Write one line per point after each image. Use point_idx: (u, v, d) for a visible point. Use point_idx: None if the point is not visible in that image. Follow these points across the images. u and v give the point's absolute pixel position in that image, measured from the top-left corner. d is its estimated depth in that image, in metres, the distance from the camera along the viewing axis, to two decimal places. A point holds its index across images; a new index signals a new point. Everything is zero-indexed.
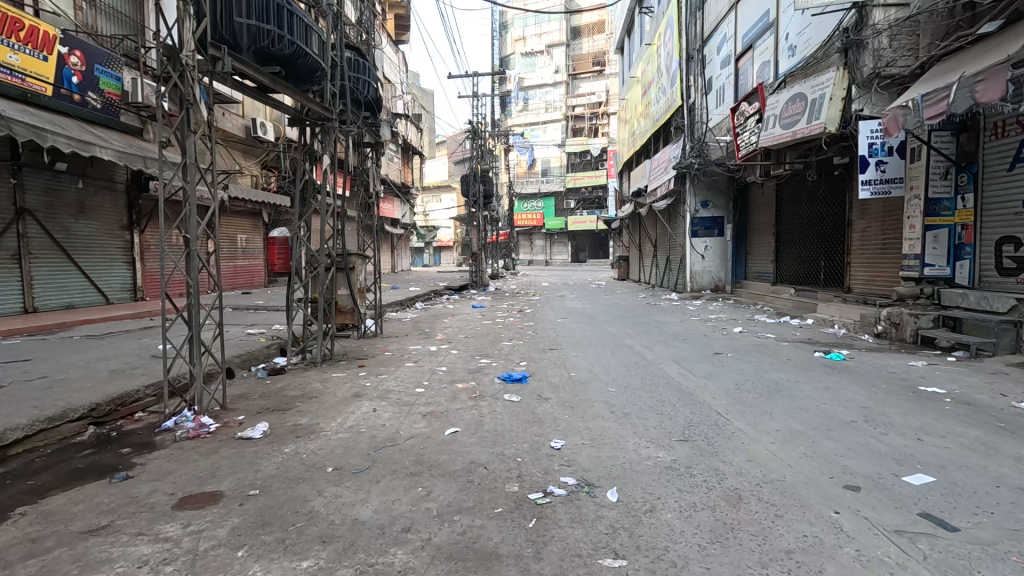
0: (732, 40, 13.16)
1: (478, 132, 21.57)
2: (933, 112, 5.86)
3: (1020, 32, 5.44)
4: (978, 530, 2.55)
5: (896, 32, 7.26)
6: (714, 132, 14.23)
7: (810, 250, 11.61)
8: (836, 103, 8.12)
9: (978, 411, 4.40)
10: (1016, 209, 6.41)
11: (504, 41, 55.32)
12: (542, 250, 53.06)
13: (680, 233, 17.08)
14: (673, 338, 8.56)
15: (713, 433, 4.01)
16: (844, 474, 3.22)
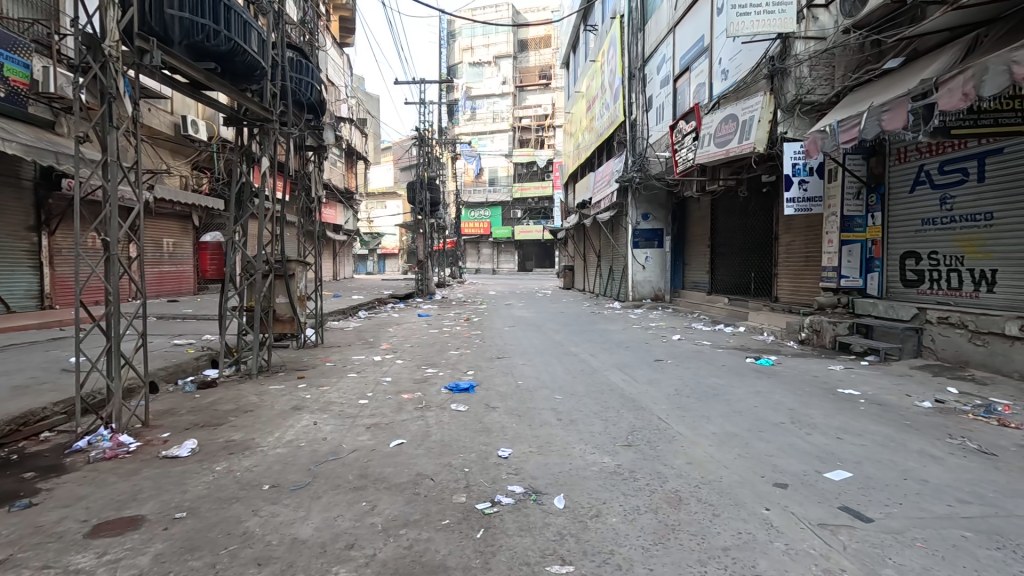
0: (671, 61, 13.83)
1: (426, 139, 21.43)
2: (847, 137, 6.41)
3: (919, 69, 6.07)
4: (889, 520, 2.78)
5: (816, 62, 7.90)
6: (655, 147, 14.87)
7: (741, 262, 12.35)
8: (764, 125, 8.59)
9: (888, 411, 4.81)
10: (917, 226, 7.10)
11: (452, 49, 55.53)
12: (489, 259, 53.17)
13: (622, 244, 17.66)
14: (616, 345, 8.82)
15: (655, 437, 4.15)
16: (774, 472, 3.43)
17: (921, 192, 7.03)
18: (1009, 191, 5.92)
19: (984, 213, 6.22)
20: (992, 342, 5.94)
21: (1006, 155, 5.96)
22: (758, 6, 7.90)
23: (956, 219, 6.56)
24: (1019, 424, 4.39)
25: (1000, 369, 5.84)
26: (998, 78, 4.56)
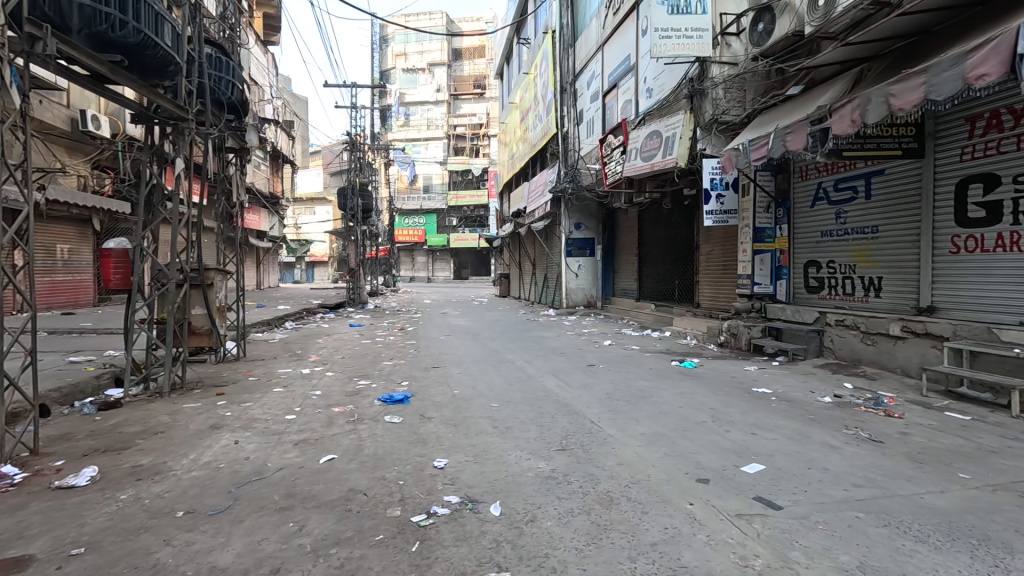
0: (600, 78, 14.42)
1: (357, 144, 20.84)
2: (757, 154, 6.97)
3: (817, 96, 6.73)
4: (796, 506, 3.04)
5: (729, 85, 8.57)
6: (586, 160, 15.40)
7: (667, 270, 13.01)
8: (685, 142, 9.22)
9: (796, 407, 5.25)
10: (817, 238, 7.86)
11: (385, 54, 54.56)
12: (424, 267, 52.38)
13: (556, 252, 18.02)
14: (551, 352, 8.99)
15: (588, 440, 4.27)
16: (697, 469, 3.64)
17: (820, 207, 7.79)
18: (889, 208, 6.70)
19: (870, 227, 6.98)
20: (879, 342, 6.66)
21: (886, 175, 6.73)
22: (678, 31, 8.45)
23: (848, 232, 7.33)
24: (902, 413, 4.95)
25: (886, 366, 6.55)
26: (879, 106, 5.15)
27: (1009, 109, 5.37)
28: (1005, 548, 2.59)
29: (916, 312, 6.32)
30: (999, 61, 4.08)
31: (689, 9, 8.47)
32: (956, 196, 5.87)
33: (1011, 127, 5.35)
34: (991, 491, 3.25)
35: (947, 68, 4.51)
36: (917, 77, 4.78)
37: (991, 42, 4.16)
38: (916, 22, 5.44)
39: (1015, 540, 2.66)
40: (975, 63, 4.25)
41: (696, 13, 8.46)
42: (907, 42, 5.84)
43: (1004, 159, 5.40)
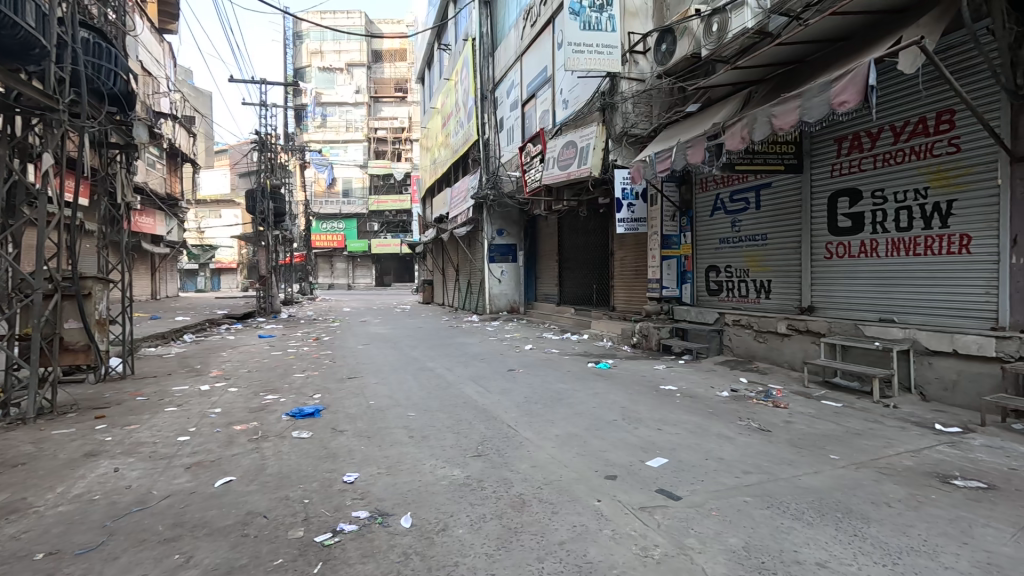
0: (518, 87, 14.72)
1: (267, 143, 19.63)
2: (662, 166, 7.44)
3: (712, 114, 7.30)
4: (693, 495, 3.25)
5: (637, 100, 9.19)
6: (507, 167, 15.63)
7: (585, 276, 13.50)
8: (598, 153, 9.55)
9: (698, 402, 5.63)
10: (716, 244, 8.52)
11: (299, 51, 52.01)
12: (344, 274, 50.29)
13: (479, 258, 18.11)
14: (472, 358, 8.98)
15: (504, 445, 4.30)
16: (606, 466, 3.79)
17: (719, 217, 8.45)
18: (776, 217, 7.41)
19: (760, 235, 7.68)
20: (769, 339, 7.32)
21: (772, 188, 7.44)
22: (590, 46, 8.84)
23: (742, 239, 8.01)
24: (787, 404, 5.47)
25: (775, 361, 7.21)
26: (764, 126, 5.68)
27: (868, 132, 6.12)
28: (864, 518, 2.94)
29: (799, 311, 7.02)
30: (856, 90, 4.64)
31: (599, 26, 8.89)
32: (828, 208, 6.61)
33: (869, 148, 6.09)
34: (855, 469, 3.68)
35: (816, 95, 5.07)
36: (793, 101, 5.33)
37: (850, 73, 4.73)
38: (792, 52, 6.08)
39: (871, 511, 3.03)
40: (838, 91, 4.80)
41: (605, 30, 8.91)
42: (785, 69, 6.51)
43: (864, 175, 6.15)
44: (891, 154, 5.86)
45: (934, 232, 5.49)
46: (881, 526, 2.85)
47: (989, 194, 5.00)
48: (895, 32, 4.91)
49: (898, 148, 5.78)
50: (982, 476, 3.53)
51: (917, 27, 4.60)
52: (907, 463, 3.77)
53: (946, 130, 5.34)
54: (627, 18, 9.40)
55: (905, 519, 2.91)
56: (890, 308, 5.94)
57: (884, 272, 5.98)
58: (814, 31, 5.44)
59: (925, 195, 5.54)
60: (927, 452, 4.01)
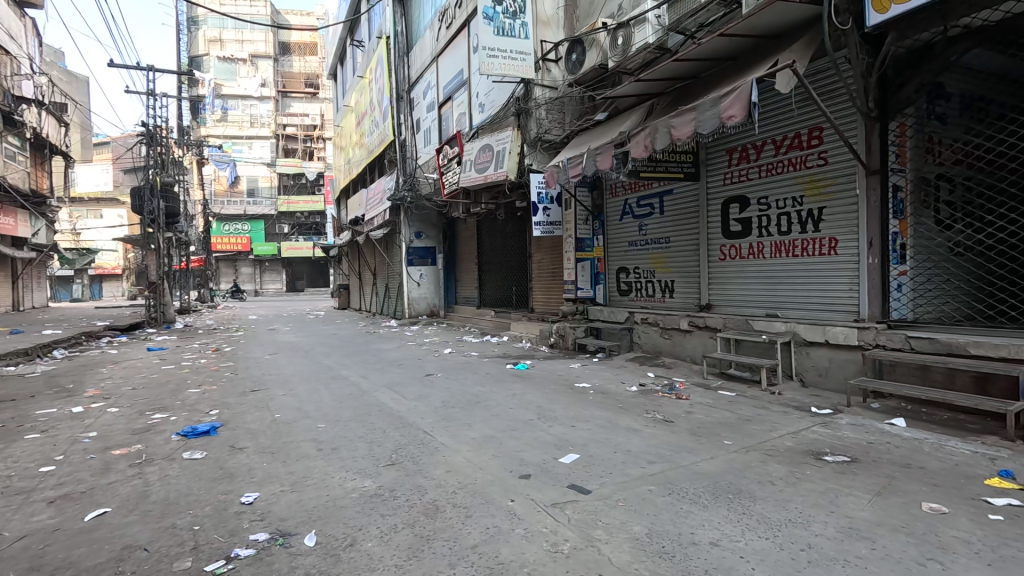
0: (435, 89, 14.58)
1: (156, 136, 17.81)
2: (575, 171, 7.70)
3: (619, 123, 7.67)
4: (602, 488, 3.38)
5: (550, 108, 9.47)
6: (424, 169, 15.39)
7: (504, 279, 13.61)
8: (514, 157, 9.79)
9: (609, 398, 5.87)
10: (625, 247, 8.96)
11: (194, 37, 47.73)
12: (250, 279, 46.82)
13: (397, 262, 17.69)
14: (389, 364, 8.71)
15: (419, 451, 4.22)
16: (521, 465, 3.84)
17: (627, 220, 8.90)
18: (677, 222, 7.93)
19: (664, 238, 8.19)
20: (673, 335, 7.81)
21: (674, 195, 7.96)
22: (504, 52, 9.00)
23: (648, 242, 8.49)
24: (688, 395, 5.88)
25: (679, 355, 7.71)
26: (664, 135, 6.06)
27: (753, 144, 6.73)
28: (751, 497, 3.21)
29: (699, 309, 7.56)
30: (742, 105, 5.08)
31: (513, 32, 9.09)
32: (722, 214, 7.19)
33: (755, 159, 6.71)
34: (745, 452, 4.02)
35: (709, 109, 5.49)
36: (689, 113, 5.73)
37: (736, 89, 5.17)
38: (687, 68, 6.55)
39: (757, 489, 3.32)
40: (726, 106, 5.24)
41: (518, 37, 9.12)
42: (682, 83, 7.00)
43: (751, 184, 6.75)
44: (773, 166, 6.49)
45: (808, 235, 6.15)
46: (765, 502, 3.14)
47: (851, 202, 5.69)
48: (773, 54, 5.44)
49: (778, 160, 6.42)
50: (847, 451, 4.00)
51: (790, 51, 5.14)
52: (788, 444, 4.19)
53: (816, 145, 6.02)
54: (540, 26, 9.67)
55: (785, 495, 3.23)
56: (775, 305, 6.56)
57: (769, 272, 6.61)
58: (706, 49, 5.90)
59: (801, 202, 6.19)
60: (804, 432, 4.49)
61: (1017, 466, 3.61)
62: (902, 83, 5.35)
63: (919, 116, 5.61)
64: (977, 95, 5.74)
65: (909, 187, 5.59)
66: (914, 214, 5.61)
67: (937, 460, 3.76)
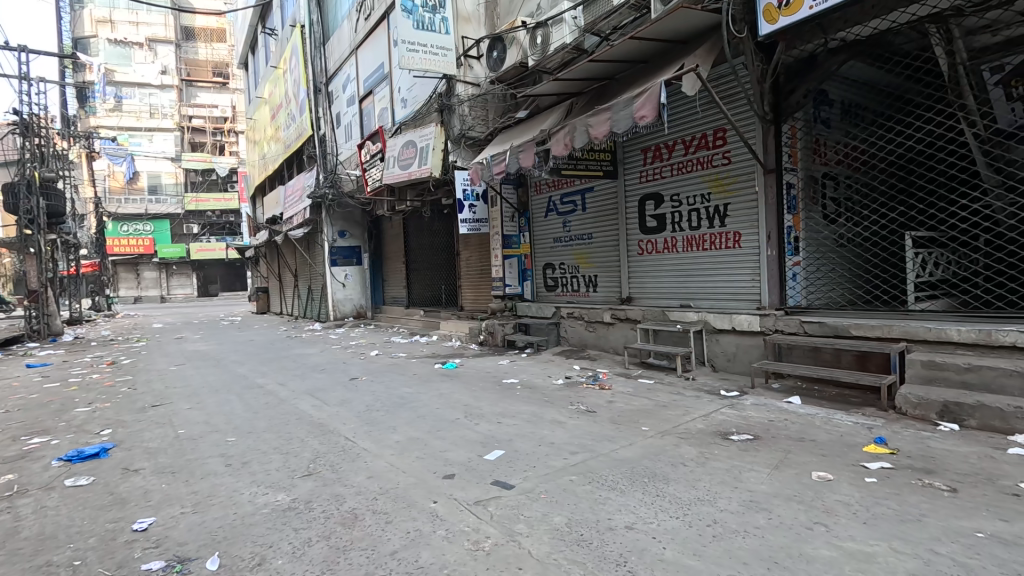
0: (354, 82, 14.09)
1: (32, 126, 15.70)
2: (498, 168, 7.70)
3: (540, 121, 7.77)
4: (524, 482, 3.42)
5: (473, 104, 9.42)
6: (346, 165, 14.86)
7: (433, 277, 13.41)
8: (438, 153, 9.70)
9: (536, 392, 5.95)
10: (551, 243, 9.13)
11: (79, 17, 42.91)
12: (155, 285, 42.82)
13: (319, 262, 16.91)
14: (311, 370, 8.30)
15: (339, 459, 4.05)
16: (445, 465, 3.79)
17: (551, 217, 9.05)
18: (598, 218, 8.18)
19: (587, 234, 8.41)
20: (597, 328, 8.06)
21: (595, 192, 8.20)
22: (424, 46, 8.83)
23: (572, 239, 8.68)
24: (611, 385, 6.09)
25: (603, 347, 7.98)
26: (583, 134, 6.22)
27: (665, 144, 7.07)
28: (664, 479, 3.38)
29: (621, 301, 7.85)
30: (652, 107, 5.31)
31: (432, 27, 8.94)
32: (639, 210, 7.50)
33: (667, 158, 7.05)
34: (660, 437, 4.22)
35: (622, 109, 5.70)
36: (605, 113, 5.91)
37: (647, 91, 5.40)
38: (603, 69, 6.76)
39: (670, 471, 3.50)
40: (638, 106, 5.45)
41: (438, 32, 8.99)
42: (599, 84, 7.22)
43: (665, 182, 7.09)
44: (684, 164, 6.86)
45: (715, 230, 6.56)
46: (677, 483, 3.31)
47: (751, 198, 6.13)
48: (679, 58, 5.74)
49: (688, 159, 6.78)
50: (750, 430, 4.32)
51: (694, 56, 5.44)
52: (699, 426, 4.45)
53: (720, 145, 6.42)
54: (460, 22, 9.59)
55: (694, 475, 3.42)
56: (688, 295, 6.94)
57: (683, 264, 6.98)
58: (619, 51, 6.12)
59: (708, 199, 6.59)
60: (713, 415, 4.80)
61: (889, 433, 4.07)
62: (792, 89, 5.83)
63: (807, 120, 6.15)
64: (855, 103, 6.38)
65: (800, 185, 6.10)
66: (805, 209, 6.13)
67: (826, 433, 4.15)
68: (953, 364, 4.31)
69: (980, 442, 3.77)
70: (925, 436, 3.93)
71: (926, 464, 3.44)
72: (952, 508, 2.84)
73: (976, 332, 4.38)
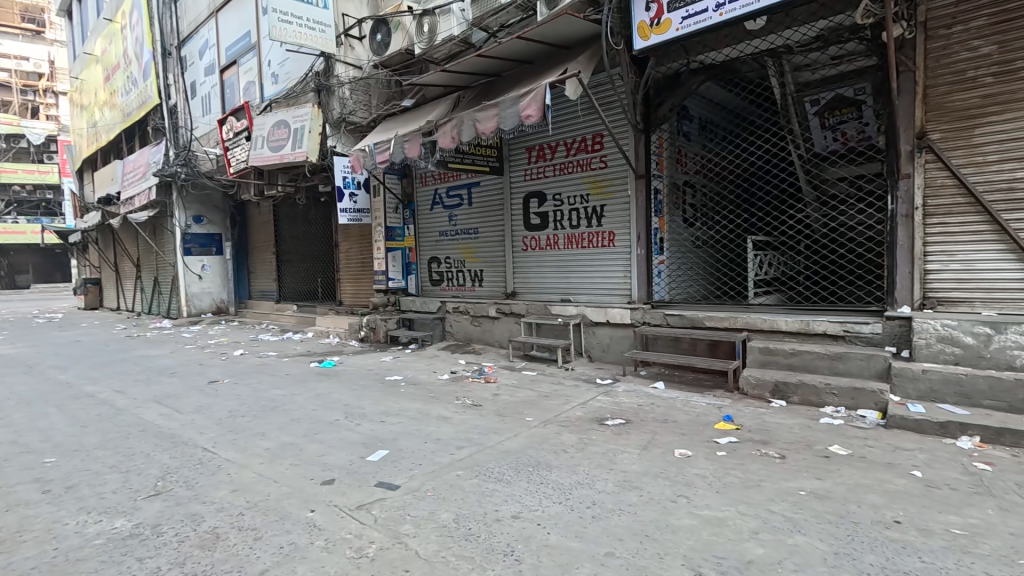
0: (214, 48, 12.54)
1: None
2: (383, 156, 7.37)
3: (428, 111, 7.59)
4: (410, 481, 3.32)
5: (354, 88, 8.93)
6: (204, 142, 13.22)
7: (308, 270, 12.55)
8: (314, 137, 9.21)
9: (421, 388, 5.84)
10: (436, 236, 9.00)
11: None
12: None
13: (170, 250, 14.86)
14: (159, 373, 7.23)
15: (195, 473, 3.58)
16: (323, 470, 3.54)
17: (437, 210, 8.93)
18: (484, 213, 8.25)
19: (472, 229, 8.43)
20: (482, 322, 8.14)
21: (481, 187, 8.25)
22: (298, 18, 8.15)
23: (458, 232, 8.65)
24: (496, 378, 6.21)
25: (488, 341, 8.09)
26: (469, 128, 6.19)
27: (548, 144, 7.33)
28: (547, 466, 3.51)
29: (505, 296, 8.00)
30: (538, 106, 5.46)
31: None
32: (523, 207, 7.70)
33: (550, 159, 7.32)
34: (542, 426, 4.38)
35: (509, 106, 5.78)
36: (492, 109, 5.95)
37: (533, 91, 5.53)
38: (490, 66, 6.79)
39: (553, 459, 3.65)
40: (525, 105, 5.57)
41: (315, 5, 8.39)
42: (486, 79, 7.25)
43: (547, 181, 7.36)
44: (565, 165, 7.17)
45: (593, 229, 6.96)
46: (559, 470, 3.46)
47: (624, 201, 6.61)
48: (563, 62, 5.97)
49: (569, 160, 7.11)
50: (623, 414, 4.68)
51: (577, 62, 5.69)
52: (578, 414, 4.71)
53: (598, 149, 6.82)
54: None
55: (575, 460, 3.62)
56: (568, 290, 7.29)
57: (564, 260, 7.32)
58: (506, 49, 6.19)
59: (587, 199, 6.97)
60: (591, 402, 5.11)
61: (734, 410, 4.67)
62: (660, 102, 6.40)
63: (671, 132, 6.78)
64: (709, 120, 7.19)
65: (665, 190, 6.73)
66: (669, 213, 6.79)
67: (685, 413, 4.65)
68: (782, 350, 5.09)
69: (801, 414, 4.49)
70: (761, 412, 4.58)
71: (762, 436, 4.00)
72: (782, 471, 3.35)
73: (798, 322, 5.19)
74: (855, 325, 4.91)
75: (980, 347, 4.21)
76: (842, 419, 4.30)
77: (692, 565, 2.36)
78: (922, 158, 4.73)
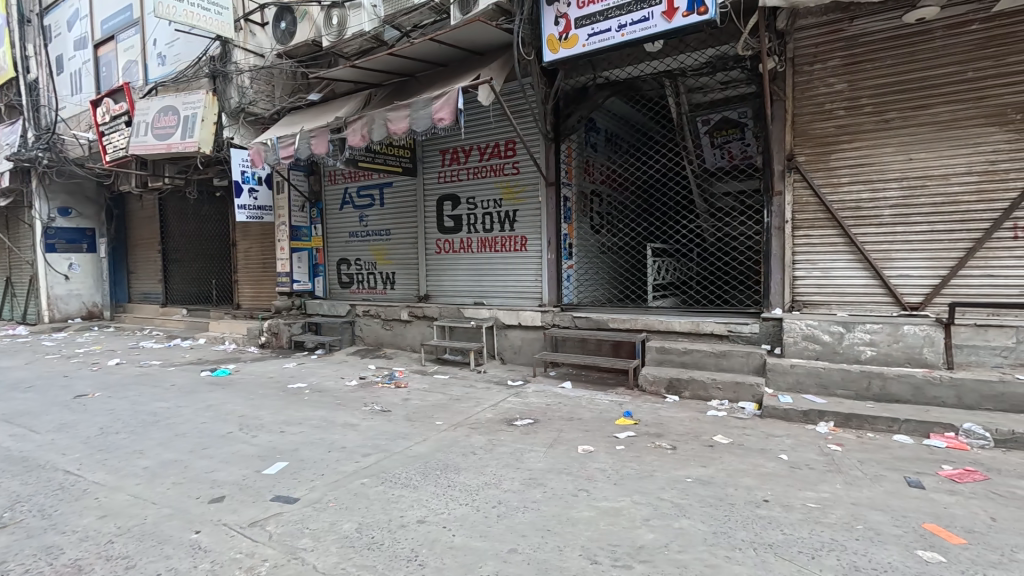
0: (88, 20, 11.11)
1: None
2: (286, 151, 6.97)
3: (337, 106, 7.32)
4: (310, 493, 3.17)
5: (255, 76, 8.28)
6: (72, 125, 11.66)
7: (201, 271, 11.55)
8: (208, 126, 8.58)
9: (326, 395, 5.59)
10: (346, 237, 8.67)
11: None
12: None
13: (27, 247, 12.90)
14: (9, 389, 6.25)
15: (53, 501, 3.14)
16: (211, 488, 3.27)
17: (347, 210, 8.61)
18: (397, 214, 8.08)
19: (384, 230, 8.22)
20: (394, 326, 7.96)
21: (394, 188, 8.08)
22: None
23: (369, 233, 8.39)
24: (406, 383, 6.09)
25: (400, 344, 7.93)
26: (380, 127, 6.05)
27: (462, 148, 7.35)
28: (454, 469, 3.51)
29: (418, 299, 7.89)
30: (450, 110, 5.47)
31: None
32: (437, 210, 7.65)
33: (464, 162, 7.35)
34: (452, 429, 4.38)
35: (421, 108, 5.72)
36: (404, 109, 5.86)
37: (445, 94, 5.53)
38: (403, 65, 6.68)
39: (461, 461, 3.66)
40: (437, 108, 5.56)
41: None
42: (399, 79, 7.12)
43: (461, 184, 7.38)
44: (478, 169, 7.24)
45: (505, 233, 7.07)
46: (467, 472, 3.48)
47: (535, 207, 6.80)
48: (476, 67, 6.03)
49: (482, 165, 7.19)
50: (531, 414, 4.80)
51: (489, 68, 5.78)
52: (488, 416, 4.76)
53: (510, 156, 6.97)
54: None
55: (483, 461, 3.66)
56: (482, 294, 7.34)
57: (477, 264, 7.38)
58: (419, 49, 6.13)
59: (500, 204, 7.08)
60: (501, 404, 5.18)
61: (634, 407, 4.97)
62: (569, 113, 6.70)
63: (579, 143, 7.10)
64: (615, 133, 7.65)
65: (574, 198, 7.04)
66: (577, 219, 7.10)
67: (589, 411, 4.88)
68: (676, 349, 5.51)
69: (691, 408, 4.88)
70: (658, 407, 4.92)
71: (657, 429, 4.30)
72: (673, 461, 3.63)
73: (690, 323, 5.66)
74: (737, 325, 5.45)
75: (835, 344, 4.84)
76: (726, 411, 4.74)
77: (589, 554, 2.49)
78: (791, 177, 5.37)
